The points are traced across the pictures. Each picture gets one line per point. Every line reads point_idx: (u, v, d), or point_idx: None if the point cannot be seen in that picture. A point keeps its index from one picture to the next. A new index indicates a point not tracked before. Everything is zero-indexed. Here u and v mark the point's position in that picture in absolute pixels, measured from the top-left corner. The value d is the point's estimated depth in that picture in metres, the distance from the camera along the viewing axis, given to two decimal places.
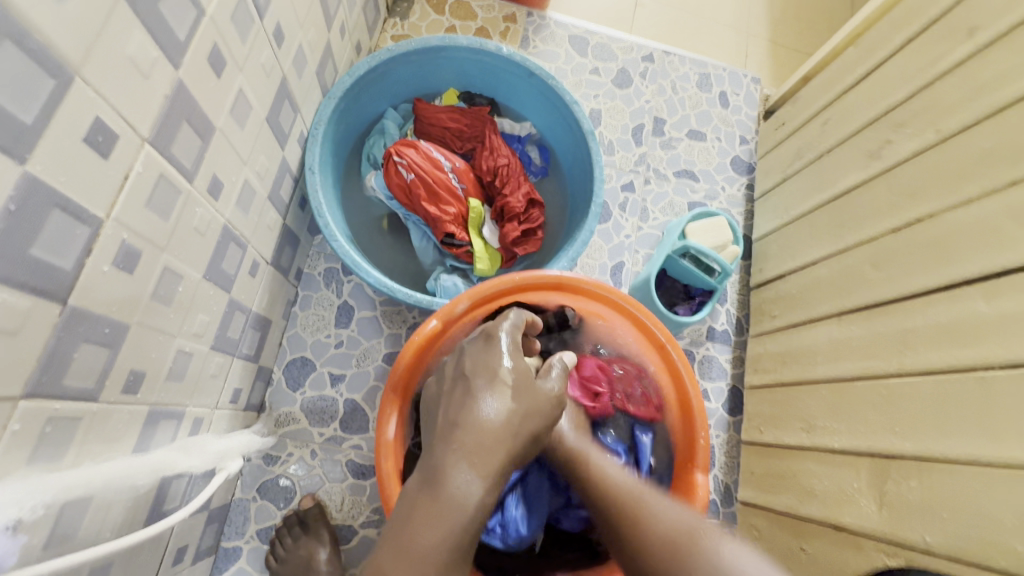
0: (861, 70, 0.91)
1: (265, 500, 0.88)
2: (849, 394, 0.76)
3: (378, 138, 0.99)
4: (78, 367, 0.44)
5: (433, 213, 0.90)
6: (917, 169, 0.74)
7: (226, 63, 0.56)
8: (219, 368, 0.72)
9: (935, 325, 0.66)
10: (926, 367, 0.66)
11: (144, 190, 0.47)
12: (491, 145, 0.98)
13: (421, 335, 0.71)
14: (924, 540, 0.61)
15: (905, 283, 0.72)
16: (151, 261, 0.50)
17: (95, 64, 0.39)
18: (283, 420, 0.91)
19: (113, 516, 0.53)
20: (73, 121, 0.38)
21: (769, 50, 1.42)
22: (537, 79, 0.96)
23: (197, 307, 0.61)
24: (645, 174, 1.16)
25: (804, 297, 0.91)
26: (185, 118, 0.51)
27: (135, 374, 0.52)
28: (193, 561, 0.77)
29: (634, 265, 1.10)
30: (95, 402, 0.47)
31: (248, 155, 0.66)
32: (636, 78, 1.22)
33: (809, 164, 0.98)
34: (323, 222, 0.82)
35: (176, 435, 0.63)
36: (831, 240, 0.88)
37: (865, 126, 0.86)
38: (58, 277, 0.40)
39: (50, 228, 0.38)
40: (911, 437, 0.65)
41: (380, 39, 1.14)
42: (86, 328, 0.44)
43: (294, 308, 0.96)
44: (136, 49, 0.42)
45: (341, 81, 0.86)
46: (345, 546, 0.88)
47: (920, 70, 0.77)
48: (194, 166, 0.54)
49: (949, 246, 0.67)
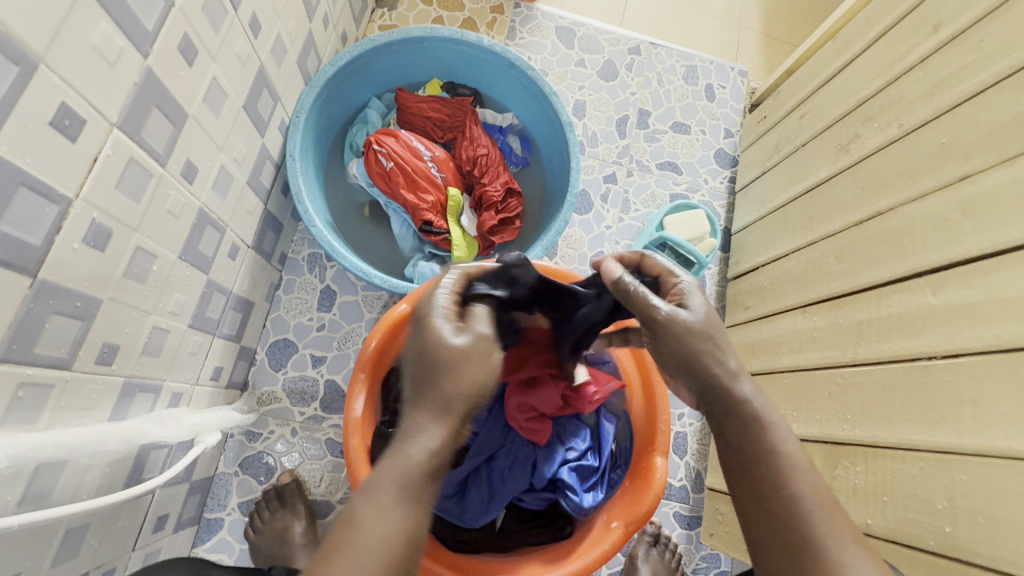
0: (839, 62, 0.91)
1: (246, 475, 0.92)
2: (808, 383, 0.78)
3: (361, 127, 1.01)
4: (49, 337, 0.47)
5: (411, 201, 0.92)
6: (881, 164, 0.75)
7: (197, 52, 0.58)
8: (198, 347, 0.75)
9: (889, 316, 0.67)
10: (878, 357, 0.67)
11: (114, 172, 0.50)
12: (470, 136, 1.00)
13: (390, 319, 0.73)
14: (866, 523, 0.64)
15: (864, 273, 0.73)
16: (123, 240, 0.53)
17: (58, 53, 0.41)
18: (265, 399, 0.95)
19: (89, 479, 0.57)
20: (38, 107, 0.40)
21: (760, 43, 1.41)
22: (518, 71, 0.97)
23: (173, 286, 0.64)
24: (628, 166, 1.17)
25: (774, 289, 0.92)
26: (155, 105, 0.54)
27: (109, 346, 0.56)
28: (175, 529, 0.81)
29: (613, 255, 1.12)
30: (68, 370, 0.50)
31: (224, 141, 0.69)
32: (622, 70, 1.23)
33: (786, 157, 0.99)
34: (303, 207, 0.85)
35: (153, 408, 0.66)
36: (801, 233, 0.89)
37: (838, 120, 0.87)
38: (27, 251, 0.43)
39: (17, 206, 0.41)
40: (862, 425, 0.67)
41: (368, 29, 1.16)
42: (58, 301, 0.47)
43: (278, 291, 0.99)
44: (101, 38, 0.45)
45: (323, 71, 0.88)
46: (323, 520, 0.92)
47: (890, 65, 0.79)
48: (166, 151, 0.57)
49: (904, 240, 0.68)
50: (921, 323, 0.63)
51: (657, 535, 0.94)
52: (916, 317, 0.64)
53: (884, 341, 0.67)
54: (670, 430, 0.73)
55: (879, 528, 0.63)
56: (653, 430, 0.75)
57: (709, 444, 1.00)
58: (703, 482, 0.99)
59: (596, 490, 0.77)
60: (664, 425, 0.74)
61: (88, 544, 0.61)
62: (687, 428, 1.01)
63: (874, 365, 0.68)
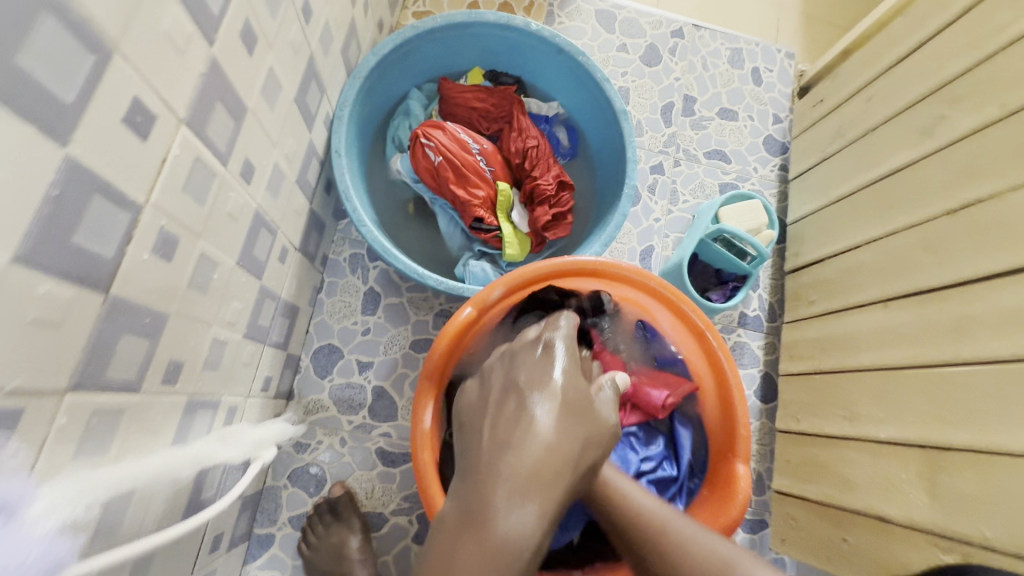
0: (914, 40, 0.85)
1: (296, 488, 0.88)
2: (896, 382, 0.74)
3: (402, 119, 0.96)
4: (120, 359, 0.43)
5: (461, 197, 0.88)
6: (976, 148, 0.70)
7: (256, 40, 0.53)
8: (251, 357, 0.71)
9: (998, 311, 0.63)
10: (986, 356, 0.63)
11: (182, 173, 0.45)
12: (519, 127, 0.95)
13: (456, 324, 0.69)
14: (982, 534, 0.60)
15: (962, 265, 0.69)
16: (188, 248, 0.48)
17: (132, 39, 0.36)
18: (312, 407, 0.90)
19: (155, 508, 0.53)
20: (113, 102, 0.36)
21: (802, 24, 1.35)
22: (567, 56, 0.92)
23: (231, 295, 0.60)
24: (675, 155, 1.12)
25: (845, 282, 0.88)
26: (219, 98, 0.49)
27: (174, 364, 0.51)
28: (228, 548, 0.77)
29: (664, 249, 1.07)
30: (137, 393, 0.46)
31: (278, 137, 0.64)
32: (665, 55, 1.17)
33: (852, 143, 0.94)
34: (351, 206, 0.80)
35: (212, 426, 0.61)
36: (876, 223, 0.84)
37: (916, 102, 0.82)
38: (100, 265, 0.38)
39: (92, 214, 0.36)
40: (970, 428, 0.63)
41: (402, 16, 1.10)
42: (128, 319, 0.42)
43: (320, 295, 0.94)
44: (171, 23, 0.40)
45: (366, 60, 0.83)
46: (376, 533, 0.88)
47: (980, 42, 0.73)
48: (228, 149, 0.52)
49: (1012, 229, 0.64)
50: None
51: None
52: None
53: (992, 338, 0.63)
54: (751, 436, 0.69)
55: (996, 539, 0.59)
56: (731, 437, 0.71)
57: (772, 444, 0.96)
58: (765, 484, 0.95)
59: (676, 500, 0.75)
60: (744, 431, 0.69)
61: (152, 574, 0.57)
62: None
63: (981, 364, 0.63)
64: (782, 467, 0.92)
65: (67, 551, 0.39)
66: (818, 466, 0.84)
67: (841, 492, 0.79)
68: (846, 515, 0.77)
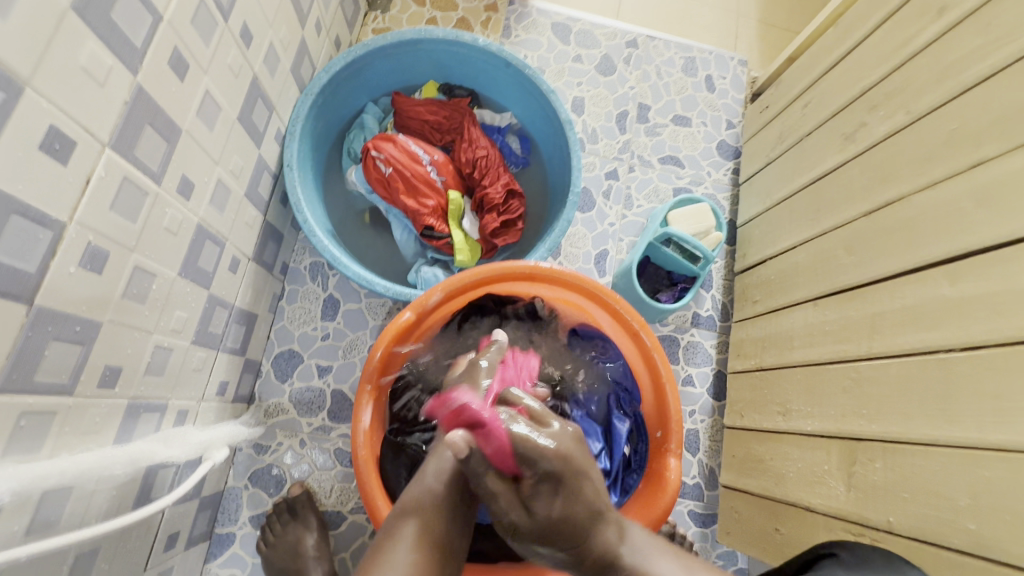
0: (843, 48, 0.89)
1: (256, 488, 0.91)
2: (822, 378, 0.77)
3: (358, 133, 1.00)
4: (50, 364, 0.46)
5: (411, 207, 0.92)
6: (891, 151, 0.73)
7: (188, 66, 0.57)
8: (202, 362, 0.74)
9: (904, 308, 0.66)
10: (894, 351, 0.66)
11: (108, 193, 0.49)
12: (469, 137, 0.98)
13: (395, 327, 0.72)
14: (885, 520, 0.63)
15: (877, 264, 0.72)
16: (120, 261, 0.52)
17: (46, 75, 0.40)
18: (272, 410, 0.94)
19: (97, 504, 0.56)
20: (26, 132, 0.39)
21: (759, 30, 1.39)
22: (514, 69, 0.96)
23: (174, 304, 0.64)
24: (629, 161, 1.16)
25: (783, 282, 0.90)
26: (148, 122, 0.53)
27: (112, 369, 0.55)
28: (186, 546, 0.81)
29: (618, 253, 1.11)
30: (70, 396, 0.50)
31: (219, 155, 0.68)
32: (620, 64, 1.21)
33: (791, 147, 0.97)
34: (302, 217, 0.83)
35: (160, 427, 0.65)
36: (809, 226, 0.87)
37: (842, 108, 0.85)
38: (22, 279, 0.42)
39: (10, 233, 0.40)
40: (878, 420, 0.66)
41: (361, 33, 1.14)
42: (56, 327, 0.46)
43: (281, 302, 0.98)
44: (88, 58, 0.44)
45: (317, 78, 0.87)
46: (335, 531, 0.91)
47: (894, 51, 0.77)
48: (161, 168, 0.56)
49: (916, 230, 0.67)
50: (937, 315, 0.62)
51: (672, 534, 0.93)
52: (931, 308, 0.62)
53: (898, 334, 0.66)
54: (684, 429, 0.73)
55: (899, 525, 0.61)
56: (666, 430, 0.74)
57: (722, 440, 0.99)
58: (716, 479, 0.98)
59: (610, 494, 0.76)
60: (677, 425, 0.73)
61: (99, 567, 0.60)
62: (699, 425, 1.00)
63: (890, 359, 0.66)
64: (729, 462, 0.94)
65: None
66: (759, 461, 0.87)
67: (776, 485, 0.82)
68: (780, 507, 0.80)
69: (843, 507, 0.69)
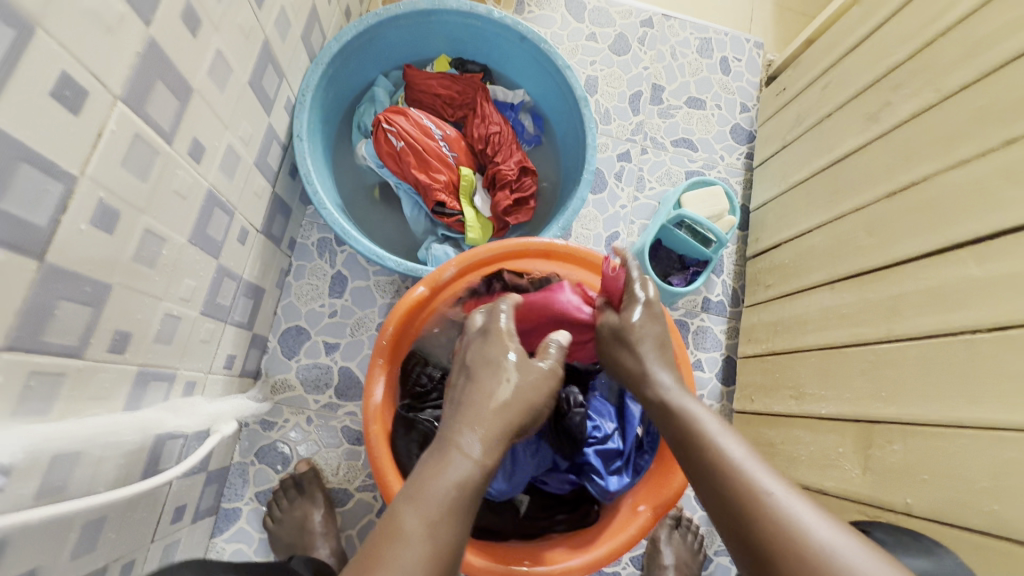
0: (868, 26, 0.87)
1: (263, 464, 0.90)
2: (838, 361, 0.76)
3: (368, 106, 0.98)
4: (59, 324, 0.45)
5: (423, 181, 0.90)
6: (917, 131, 0.72)
7: (201, 22, 0.55)
8: (210, 334, 0.73)
9: (929, 290, 0.65)
10: (916, 333, 0.65)
11: (120, 149, 0.47)
12: (482, 113, 0.97)
13: (408, 301, 0.71)
14: (905, 502, 0.63)
15: (900, 246, 0.70)
16: (130, 222, 0.51)
17: (58, 17, 0.38)
18: (279, 387, 0.93)
19: (105, 472, 0.55)
20: (38, 76, 0.38)
21: (774, 14, 1.37)
22: (529, 44, 0.93)
23: (183, 271, 0.62)
24: (642, 143, 1.14)
25: (799, 266, 0.89)
26: (160, 78, 0.51)
27: (121, 334, 0.53)
28: (193, 520, 0.80)
29: (629, 235, 1.09)
30: (80, 359, 0.48)
31: (230, 119, 0.66)
32: (634, 43, 1.19)
33: (809, 129, 0.95)
34: (312, 189, 0.82)
35: (168, 397, 0.64)
36: (827, 209, 0.86)
37: (866, 88, 0.84)
38: (31, 233, 0.40)
39: (20, 184, 0.38)
40: (897, 402, 0.66)
41: (371, 5, 1.11)
42: (66, 286, 0.44)
43: (288, 278, 0.97)
44: (100, 2, 0.41)
45: (328, 46, 0.84)
46: (341, 509, 0.91)
47: (922, 29, 0.75)
48: (172, 127, 0.54)
49: (943, 211, 0.66)
50: (963, 297, 0.61)
51: (679, 518, 0.93)
52: (957, 290, 0.61)
53: (920, 316, 0.65)
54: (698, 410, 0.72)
55: (918, 506, 0.61)
56: None
57: (730, 425, 0.98)
58: None
59: (621, 473, 0.74)
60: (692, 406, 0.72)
61: (105, 537, 0.59)
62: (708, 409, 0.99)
63: (910, 341, 0.66)
64: None
65: None
66: (769, 445, 0.86)
67: (787, 469, 0.82)
68: None
69: (860, 489, 0.69)
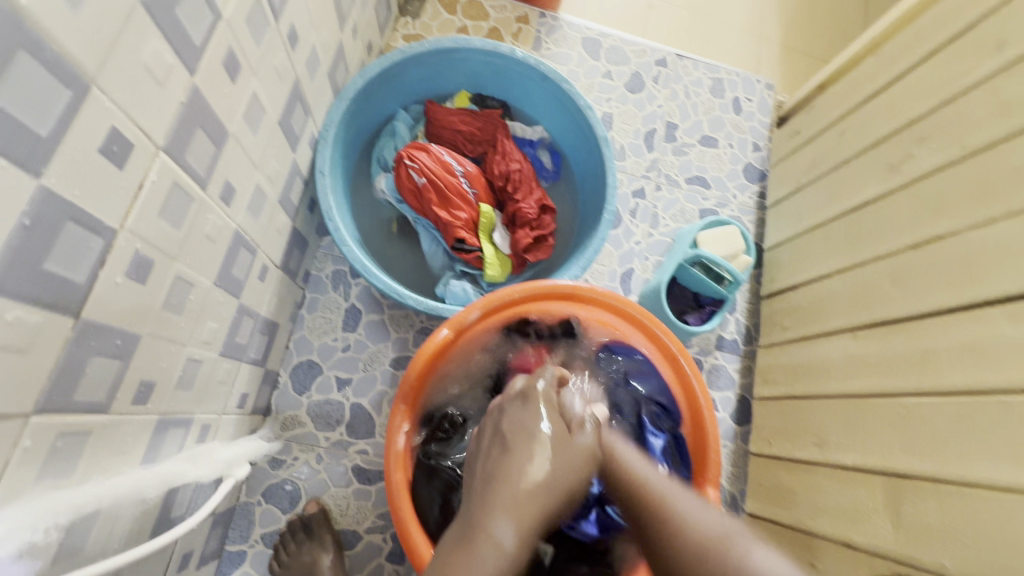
0: (885, 77, 0.89)
1: (270, 504, 0.87)
2: (863, 411, 0.76)
3: (389, 140, 0.98)
4: (89, 380, 0.43)
5: (443, 218, 0.89)
6: (940, 185, 0.73)
7: (240, 66, 0.55)
8: (227, 374, 0.71)
9: (959, 345, 0.65)
10: (947, 389, 0.65)
11: (158, 199, 0.46)
12: (503, 150, 0.97)
13: (432, 344, 0.70)
14: (942, 563, 0.62)
15: (925, 299, 0.71)
16: (163, 270, 0.49)
17: (110, 73, 0.37)
18: (289, 423, 0.90)
19: (120, 527, 0.52)
20: (87, 133, 0.36)
21: (782, 54, 1.40)
22: (552, 83, 0.94)
23: (207, 315, 0.60)
24: (656, 180, 1.15)
25: (818, 310, 0.90)
26: (200, 125, 0.50)
27: (145, 384, 0.51)
28: (198, 565, 0.77)
29: (644, 272, 1.09)
30: (106, 414, 0.46)
31: (259, 159, 0.65)
32: (649, 82, 1.21)
33: (826, 173, 0.97)
34: (333, 225, 0.81)
35: (184, 444, 0.62)
36: (846, 255, 0.87)
37: (884, 138, 0.85)
38: (68, 290, 0.38)
39: (63, 242, 0.37)
40: (930, 458, 0.65)
41: (391, 38, 1.12)
42: (99, 341, 0.43)
43: (301, 311, 0.95)
44: (151, 55, 0.41)
45: (353, 83, 0.84)
46: (350, 552, 0.88)
47: (943, 85, 0.77)
48: (207, 172, 0.53)
49: (971, 267, 0.66)
50: (996, 355, 0.61)
51: None
52: (989, 348, 0.62)
53: (951, 372, 0.65)
54: (722, 462, 0.70)
55: (957, 569, 0.60)
56: (702, 459, 0.72)
57: (745, 467, 0.97)
58: (739, 507, 0.96)
59: None
60: (715, 455, 0.71)
61: None
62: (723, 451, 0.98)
63: (940, 397, 0.66)
64: (756, 490, 0.93)
65: (20, 569, 0.38)
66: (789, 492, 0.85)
67: (809, 518, 0.81)
68: (814, 540, 0.78)
69: (888, 545, 0.68)
